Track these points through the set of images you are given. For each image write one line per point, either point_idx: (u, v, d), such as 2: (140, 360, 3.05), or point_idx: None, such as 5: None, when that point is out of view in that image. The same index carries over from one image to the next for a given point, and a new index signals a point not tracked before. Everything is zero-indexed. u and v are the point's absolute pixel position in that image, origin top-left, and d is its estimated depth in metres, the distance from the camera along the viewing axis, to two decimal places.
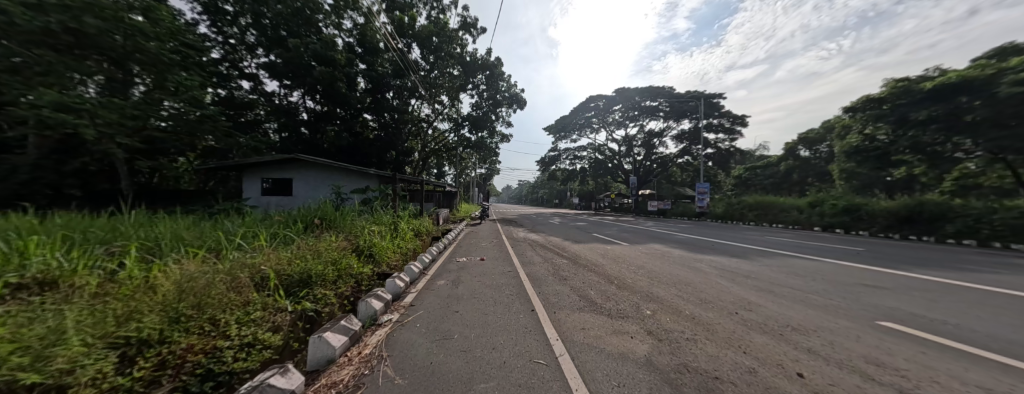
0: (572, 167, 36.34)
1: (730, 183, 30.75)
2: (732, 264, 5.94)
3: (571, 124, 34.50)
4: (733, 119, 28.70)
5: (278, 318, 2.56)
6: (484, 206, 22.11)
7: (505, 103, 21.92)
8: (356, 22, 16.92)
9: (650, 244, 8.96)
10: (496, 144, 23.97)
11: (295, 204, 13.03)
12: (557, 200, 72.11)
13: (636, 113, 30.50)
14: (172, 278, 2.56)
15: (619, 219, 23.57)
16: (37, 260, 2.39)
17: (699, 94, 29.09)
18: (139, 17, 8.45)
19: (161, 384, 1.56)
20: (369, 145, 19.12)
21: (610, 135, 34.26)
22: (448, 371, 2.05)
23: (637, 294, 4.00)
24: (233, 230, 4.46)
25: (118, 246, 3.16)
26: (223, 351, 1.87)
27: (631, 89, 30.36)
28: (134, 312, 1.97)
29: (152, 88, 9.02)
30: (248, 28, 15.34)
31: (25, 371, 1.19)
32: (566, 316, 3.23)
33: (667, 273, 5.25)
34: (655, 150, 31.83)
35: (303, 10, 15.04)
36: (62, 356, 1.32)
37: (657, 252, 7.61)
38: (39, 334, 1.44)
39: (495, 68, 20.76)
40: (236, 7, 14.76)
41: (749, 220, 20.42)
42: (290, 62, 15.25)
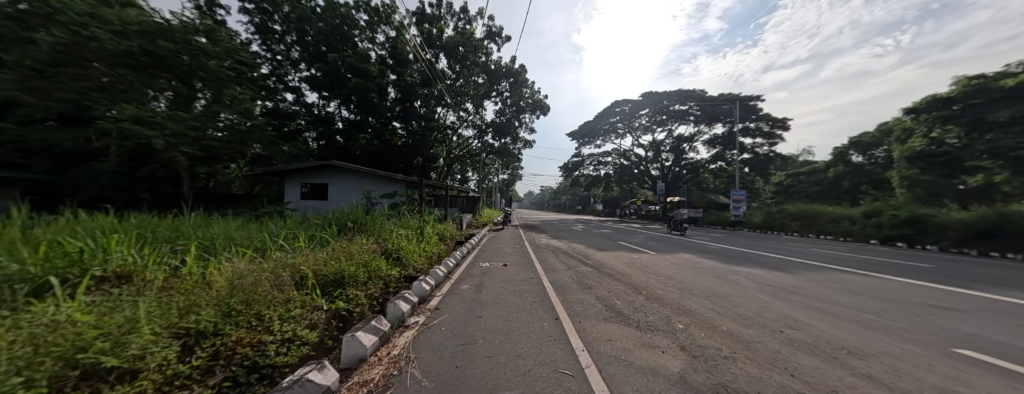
0: (596, 173, 35.69)
1: (768, 191, 28.63)
2: (772, 277, 5.52)
3: (595, 129, 34.04)
4: (771, 122, 26.89)
5: (315, 316, 2.71)
6: (507, 211, 21.99)
7: (528, 109, 22.14)
8: (388, 35, 17.94)
9: (680, 253, 8.57)
10: (518, 150, 24.11)
11: (329, 208, 13.75)
12: (581, 207, 70.95)
13: (664, 117, 29.52)
14: (225, 275, 2.80)
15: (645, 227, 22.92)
16: (117, 255, 2.69)
17: (733, 96, 27.68)
18: (203, 39, 9.48)
19: (214, 373, 1.75)
20: (397, 152, 19.86)
21: (636, 140, 33.47)
22: (473, 376, 2.06)
23: (667, 306, 3.83)
24: (276, 231, 4.80)
25: (181, 244, 3.50)
26: (267, 345, 2.03)
27: (658, 93, 29.49)
28: (194, 304, 2.17)
29: (210, 102, 10.00)
30: (293, 46, 16.65)
31: (117, 359, 1.40)
32: (593, 326, 3.15)
33: (702, 285, 4.94)
34: (685, 155, 30.72)
35: (341, 27, 16.20)
36: (136, 343, 1.52)
37: (689, 262, 7.24)
38: (117, 322, 1.64)
39: (518, 75, 21.06)
40: (283, 27, 16.17)
41: (792, 230, 18.94)
42: (329, 75, 16.31)
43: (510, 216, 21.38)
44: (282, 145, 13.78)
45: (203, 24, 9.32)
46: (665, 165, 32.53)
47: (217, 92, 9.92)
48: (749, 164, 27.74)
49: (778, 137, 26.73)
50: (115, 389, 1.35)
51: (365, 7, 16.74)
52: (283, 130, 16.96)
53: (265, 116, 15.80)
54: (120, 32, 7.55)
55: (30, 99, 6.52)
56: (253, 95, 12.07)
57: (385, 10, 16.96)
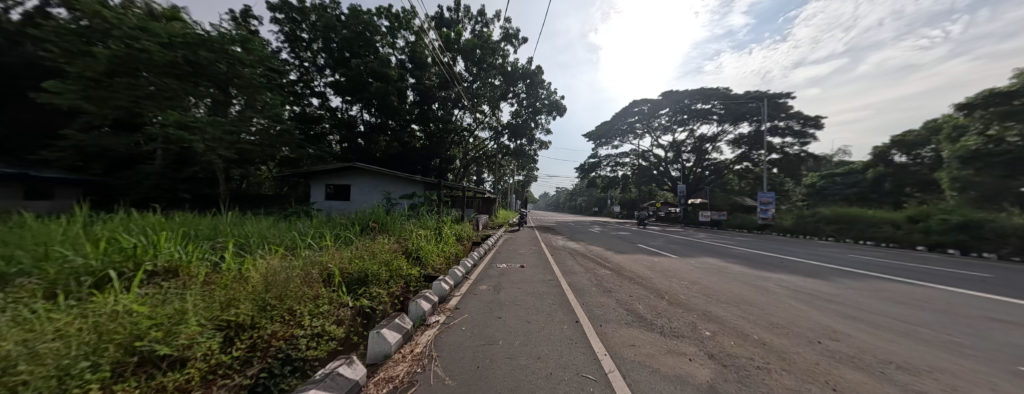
0: (613, 174, 35.03)
1: (799, 193, 27.10)
2: (806, 284, 5.23)
3: (612, 130, 33.48)
4: (802, 121, 25.50)
5: (341, 313, 2.82)
6: (523, 212, 21.98)
7: (544, 111, 22.10)
8: (407, 40, 18.42)
9: (704, 257, 8.28)
10: (534, 151, 24.16)
11: (350, 208, 14.21)
12: (597, 208, 69.78)
13: (685, 116, 28.67)
14: (261, 270, 2.97)
15: (665, 229, 22.27)
16: (165, 251, 2.91)
17: (761, 94, 26.51)
18: (239, 48, 10.05)
19: (252, 363, 1.86)
20: (415, 153, 20.29)
21: (655, 140, 32.63)
22: (494, 376, 2.07)
23: (693, 312, 3.71)
24: (304, 230, 5.03)
25: (220, 242, 3.74)
26: (299, 339, 2.14)
27: (678, 92, 28.65)
28: (232, 297, 2.31)
29: (245, 107, 10.54)
30: (319, 53, 17.43)
31: (169, 347, 1.53)
32: (614, 330, 3.10)
33: (730, 291, 4.75)
34: (707, 156, 29.74)
35: (363, 33, 16.80)
36: (185, 333, 1.66)
37: (714, 266, 6.99)
38: (168, 314, 1.79)
39: (535, 76, 21.11)
40: (310, 35, 16.96)
41: (827, 235, 17.94)
42: (352, 80, 16.93)
43: (526, 217, 21.34)
44: (308, 148, 14.39)
45: (239, 35, 9.86)
46: (686, 166, 31.52)
47: (250, 97, 10.47)
48: (776, 164, 26.41)
49: (809, 136, 25.29)
50: (169, 373, 1.48)
51: (386, 14, 17.32)
52: (309, 133, 17.75)
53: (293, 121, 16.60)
54: (166, 43, 8.34)
55: (90, 106, 7.81)
56: (283, 100, 12.69)
57: (405, 15, 17.55)
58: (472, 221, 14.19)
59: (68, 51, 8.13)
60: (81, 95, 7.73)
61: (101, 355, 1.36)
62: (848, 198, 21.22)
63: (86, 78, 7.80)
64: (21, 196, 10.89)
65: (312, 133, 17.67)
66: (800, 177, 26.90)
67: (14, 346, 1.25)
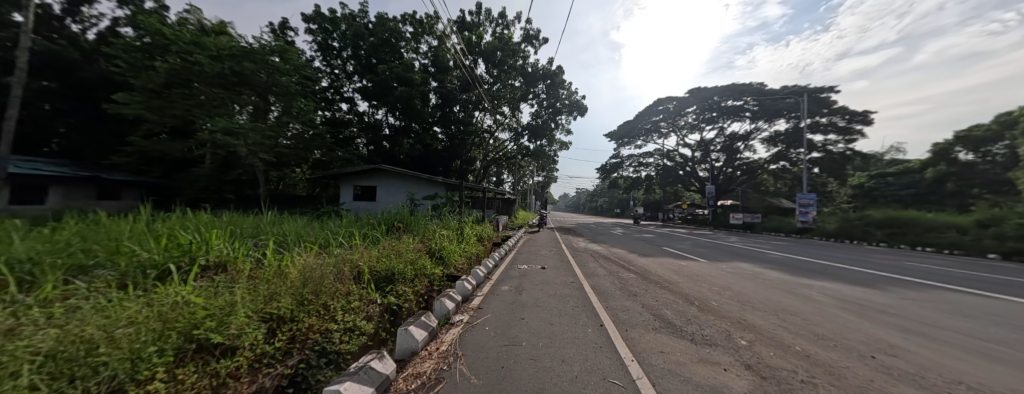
0: (635, 175, 34.24)
1: (843, 194, 25.02)
2: (854, 293, 4.84)
3: (634, 130, 32.71)
4: (846, 116, 23.59)
5: (371, 309, 2.94)
6: (543, 213, 21.85)
7: (565, 111, 21.98)
8: (430, 45, 18.96)
9: (736, 262, 7.87)
10: (554, 152, 24.07)
11: (376, 208, 14.74)
12: (619, 210, 68.06)
13: (714, 114, 27.52)
14: (299, 266, 3.17)
15: (692, 232, 21.39)
16: (216, 248, 3.19)
17: (800, 88, 24.70)
18: (277, 58, 10.64)
19: (292, 353, 1.98)
20: (437, 155, 20.73)
21: (681, 139, 31.46)
22: (519, 377, 2.08)
23: (726, 319, 3.55)
24: (336, 229, 5.30)
25: (262, 239, 4.04)
26: (334, 332, 2.26)
27: (706, 88, 27.56)
28: (274, 292, 2.48)
29: (282, 113, 11.25)
30: (348, 60, 18.32)
31: (221, 336, 1.67)
32: (641, 335, 3.02)
33: (768, 299, 4.47)
34: (739, 155, 28.42)
35: (389, 40, 17.48)
36: (234, 324, 1.80)
37: (748, 271, 6.62)
38: (220, 305, 1.96)
39: (556, 77, 21.02)
40: (341, 44, 17.89)
41: (877, 240, 15.95)
42: (379, 85, 17.63)
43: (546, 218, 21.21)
44: (338, 151, 15.11)
45: (277, 45, 10.46)
46: (714, 166, 30.17)
47: (286, 104, 11.19)
48: (817, 164, 24.53)
49: (856, 133, 23.35)
50: (221, 361, 1.61)
51: (411, 20, 17.92)
52: (338, 137, 18.68)
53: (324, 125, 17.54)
54: (215, 56, 9.35)
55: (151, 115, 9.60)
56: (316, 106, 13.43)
57: (428, 21, 18.07)
58: (493, 222, 14.31)
59: (134, 66, 9.83)
60: (144, 105, 9.54)
61: (166, 341, 1.51)
62: (901, 199, 19.08)
63: (149, 90, 9.64)
64: (94, 198, 12.49)
65: (341, 137, 18.57)
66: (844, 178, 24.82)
67: (97, 330, 1.42)
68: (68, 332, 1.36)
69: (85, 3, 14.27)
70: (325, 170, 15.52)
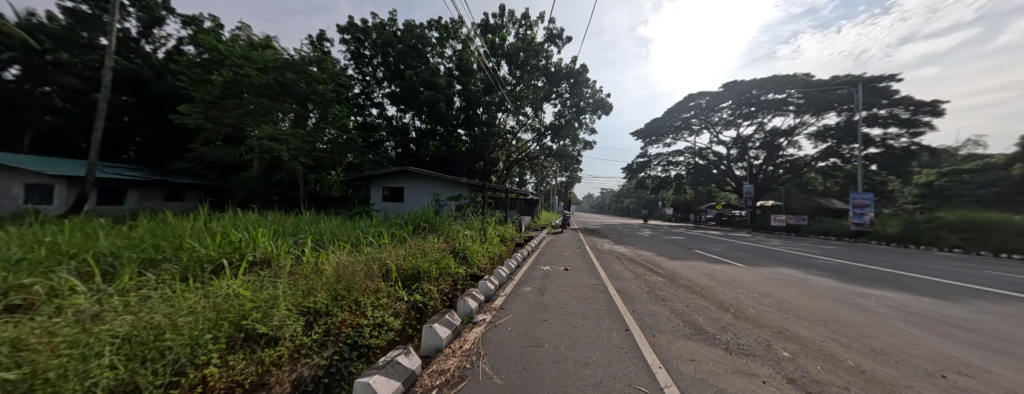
0: (664, 174, 33.12)
1: (905, 194, 22.37)
2: (920, 305, 4.31)
3: (663, 127, 31.61)
4: (910, 107, 21.11)
5: (399, 306, 3.05)
6: (567, 214, 21.60)
7: (589, 110, 21.72)
8: (454, 49, 19.46)
9: (777, 267, 7.31)
10: (577, 151, 23.93)
11: (403, 209, 15.27)
12: (646, 211, 65.67)
13: (751, 109, 25.97)
14: (333, 263, 3.36)
15: (727, 234, 20.20)
16: (261, 245, 3.48)
17: (855, 77, 22.35)
18: (315, 68, 11.40)
19: (328, 345, 2.12)
20: (461, 157, 21.09)
21: (715, 136, 30.02)
22: (541, 379, 2.06)
23: (766, 329, 3.30)
24: (367, 228, 5.58)
25: (301, 237, 4.34)
26: (364, 327, 2.38)
27: (743, 82, 26.10)
28: (312, 286, 2.66)
29: (319, 119, 12.01)
30: (379, 67, 19.24)
31: (266, 327, 1.82)
32: (670, 342, 2.88)
33: (814, 308, 4.11)
34: (781, 151, 26.65)
35: (416, 46, 18.14)
36: (276, 316, 1.95)
37: (791, 277, 6.13)
38: (265, 299, 2.13)
39: (579, 75, 20.77)
40: (372, 52, 18.84)
41: (950, 245, 13.76)
42: (406, 90, 18.35)
43: (569, 219, 20.91)
44: (369, 154, 15.88)
45: (315, 56, 11.21)
46: (753, 164, 28.82)
47: (322, 111, 11.94)
48: (875, 160, 22.60)
49: (923, 125, 20.92)
50: (265, 350, 1.74)
51: (436, 26, 18.48)
52: (369, 141, 19.66)
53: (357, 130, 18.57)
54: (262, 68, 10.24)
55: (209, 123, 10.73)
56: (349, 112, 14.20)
57: (453, 26, 18.53)
58: (515, 222, 14.35)
59: (196, 80, 10.99)
60: (203, 115, 10.61)
61: (219, 330, 1.67)
62: (982, 199, 15.86)
63: (207, 102, 10.79)
64: (162, 198, 14.09)
65: (371, 140, 19.53)
66: (907, 176, 22.19)
67: (164, 317, 1.60)
68: (141, 318, 1.54)
69: (156, 27, 16.27)
70: (357, 173, 16.36)
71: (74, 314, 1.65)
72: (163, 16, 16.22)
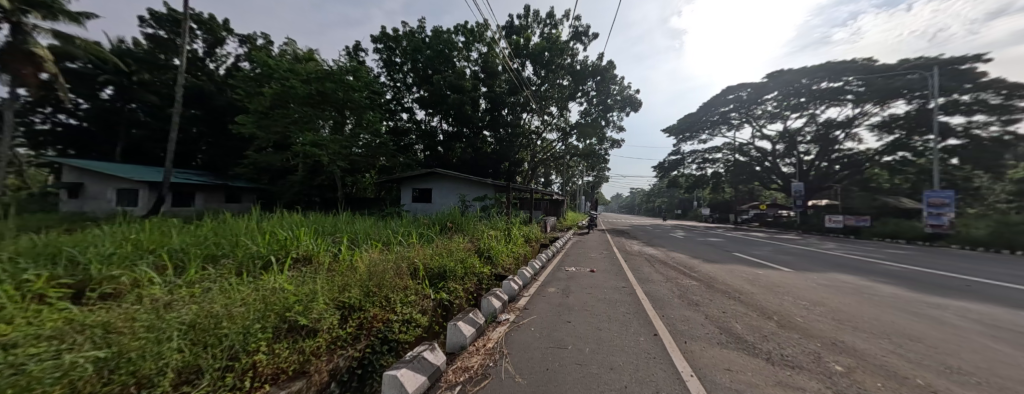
0: (700, 172, 31.56)
1: (993, 191, 19.28)
2: (1016, 320, 3.69)
3: (699, 122, 30.14)
4: (1001, 92, 18.27)
5: (426, 303, 3.16)
6: (593, 215, 21.15)
7: (616, 107, 21.47)
8: (480, 51, 19.83)
9: (831, 273, 6.62)
10: (605, 150, 23.32)
11: (431, 210, 15.74)
12: (678, 211, 62.47)
13: (800, 100, 23.95)
14: (366, 261, 3.55)
15: (772, 236, 18.72)
16: (303, 244, 3.75)
17: (931, 59, 19.66)
18: (351, 77, 12.14)
19: (360, 339, 2.24)
20: (486, 158, 21.37)
21: (757, 131, 28.09)
22: (565, 381, 2.03)
23: (814, 339, 3.01)
24: (397, 228, 5.82)
25: (338, 236, 4.62)
26: (393, 324, 2.48)
27: (790, 72, 24.24)
28: (347, 282, 2.82)
29: (355, 125, 12.71)
30: (408, 73, 20.09)
31: (307, 319, 1.97)
32: (703, 349, 2.71)
33: (875, 319, 3.67)
34: (837, 145, 24.37)
35: (444, 51, 18.72)
36: (316, 309, 2.10)
37: (848, 285, 5.52)
38: (305, 293, 2.29)
39: (605, 72, 20.37)
40: (403, 59, 19.73)
41: None
42: (434, 94, 18.98)
43: (596, 220, 20.39)
44: (399, 157, 16.58)
45: (351, 65, 11.92)
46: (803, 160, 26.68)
47: (358, 117, 12.68)
48: (954, 153, 19.60)
49: (1017, 111, 17.94)
50: (307, 340, 1.89)
51: (463, 30, 18.96)
52: (399, 144, 20.59)
53: (389, 134, 19.51)
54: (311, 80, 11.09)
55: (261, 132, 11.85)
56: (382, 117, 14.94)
57: (479, 29, 18.86)
58: (540, 223, 14.29)
59: (250, 92, 12.17)
60: (256, 124, 11.76)
61: (267, 320, 1.83)
62: None
63: (259, 112, 11.94)
64: (223, 199, 15.78)
65: (402, 144, 20.43)
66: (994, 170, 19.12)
67: (222, 307, 1.78)
68: (203, 308, 1.71)
69: (218, 46, 18.28)
70: (388, 175, 17.16)
71: (152, 302, 1.89)
72: (224, 36, 18.18)
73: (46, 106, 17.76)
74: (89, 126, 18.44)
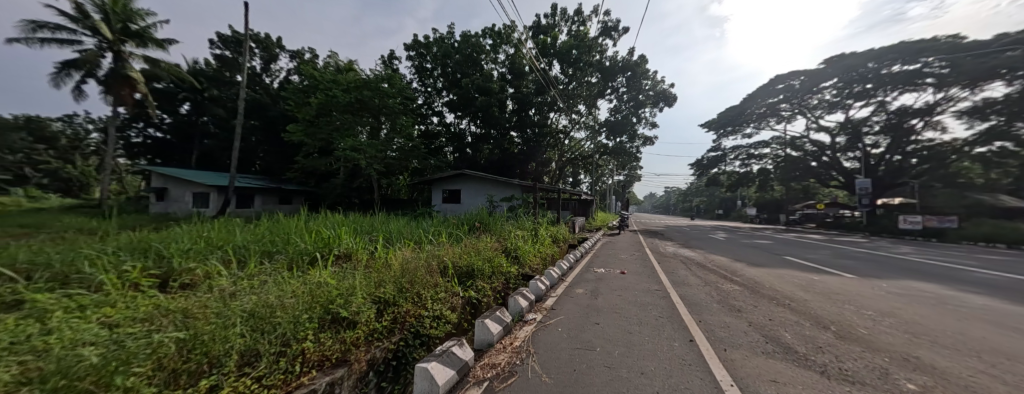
0: (744, 169, 29.52)
1: None
2: None
3: (742, 115, 28.27)
4: None
5: (455, 301, 3.24)
6: (624, 215, 20.44)
7: (648, 103, 20.62)
8: (507, 53, 20.02)
9: (906, 281, 5.80)
10: (636, 148, 22.45)
11: (461, 210, 16.11)
12: (719, 212, 58.32)
13: (864, 87, 21.51)
14: (399, 259, 3.72)
15: (831, 239, 16.87)
16: (343, 242, 4.01)
17: None
18: (386, 84, 12.83)
19: (395, 332, 2.35)
20: (513, 159, 21.50)
21: (813, 122, 25.69)
22: (592, 383, 1.97)
23: (880, 353, 2.66)
24: (427, 228, 6.03)
25: (373, 235, 4.88)
26: (424, 320, 2.58)
27: (852, 56, 21.88)
28: (382, 278, 2.98)
29: (391, 130, 13.37)
30: (438, 78, 20.79)
31: (348, 312, 2.10)
32: (745, 359, 2.50)
33: (961, 334, 3.16)
34: (913, 136, 21.56)
35: (472, 55, 19.19)
36: (355, 303, 2.23)
37: (927, 294, 4.81)
38: (345, 288, 2.45)
39: (637, 67, 19.70)
40: (433, 64, 20.48)
41: None
42: (463, 98, 19.46)
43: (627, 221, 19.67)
44: (430, 160, 17.18)
45: (386, 73, 12.57)
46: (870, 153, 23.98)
47: (392, 122, 13.34)
48: None
49: None
50: (347, 332, 2.02)
51: (490, 33, 19.27)
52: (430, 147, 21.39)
53: (420, 138, 20.32)
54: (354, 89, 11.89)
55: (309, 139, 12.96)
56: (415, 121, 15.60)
57: (505, 31, 19.09)
58: (567, 223, 14.10)
59: (298, 103, 13.35)
60: (304, 132, 12.90)
61: (313, 311, 1.98)
62: None
63: (306, 121, 13.08)
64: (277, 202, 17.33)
65: (433, 146, 21.20)
66: None
67: (277, 297, 1.96)
68: (260, 298, 1.90)
69: (273, 62, 20.21)
70: (420, 177, 17.87)
71: (221, 292, 2.12)
72: (277, 52, 20.08)
73: (139, 122, 20.83)
74: (170, 139, 21.34)
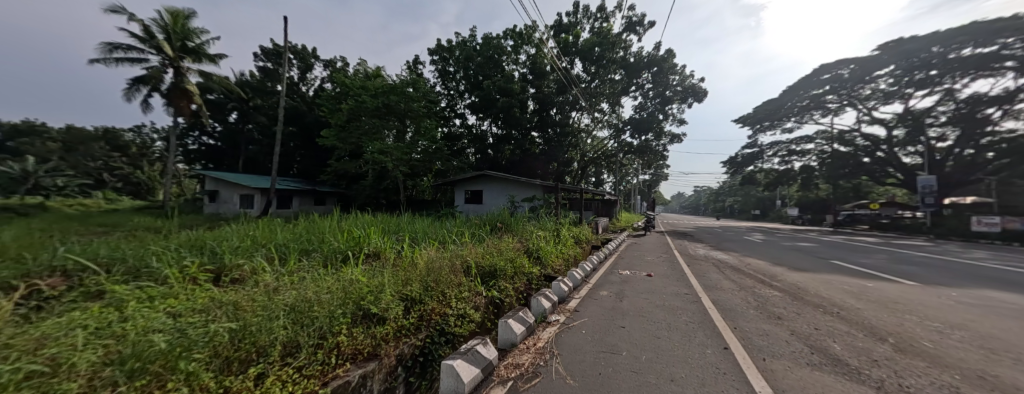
0: (784, 167, 27.69)
1: None
2: None
3: (780, 109, 26.57)
4: None
5: (479, 300, 3.28)
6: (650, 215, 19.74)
7: (676, 98, 19.82)
8: (528, 53, 20.02)
9: (983, 290, 5.14)
10: (663, 146, 21.65)
11: (483, 210, 16.31)
12: (753, 212, 54.80)
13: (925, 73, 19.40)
14: (423, 258, 3.82)
15: (885, 241, 15.37)
16: (371, 241, 4.17)
17: None
18: (410, 89, 13.25)
19: (421, 329, 2.42)
20: (534, 159, 21.46)
21: (864, 114, 23.60)
22: (620, 387, 1.93)
23: (946, 369, 2.40)
24: (450, 228, 6.15)
25: (399, 235, 5.04)
26: (449, 319, 2.64)
27: (914, 39, 19.79)
28: (409, 276, 3.07)
29: (415, 133, 13.78)
30: (461, 80, 21.20)
31: (377, 309, 2.19)
32: (786, 369, 2.34)
33: None
34: (989, 127, 19.17)
35: (493, 56, 19.39)
36: (384, 300, 2.32)
37: (1008, 306, 4.24)
38: (375, 285, 2.55)
39: (663, 62, 19.01)
40: (455, 68, 20.92)
41: None
42: (484, 99, 19.69)
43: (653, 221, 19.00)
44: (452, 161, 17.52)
45: (410, 78, 12.98)
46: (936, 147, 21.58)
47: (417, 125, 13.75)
48: None
49: None
50: (377, 327, 2.11)
51: (511, 34, 19.36)
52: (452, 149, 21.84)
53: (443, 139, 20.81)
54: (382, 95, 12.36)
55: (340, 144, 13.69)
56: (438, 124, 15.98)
57: (527, 32, 19.12)
58: (590, 224, 13.86)
59: (331, 109, 14.14)
60: (336, 137, 13.64)
61: (346, 307, 2.08)
62: None
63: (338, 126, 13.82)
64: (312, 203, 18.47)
65: (455, 148, 21.63)
66: None
67: (314, 293, 2.08)
68: (301, 294, 2.03)
69: (308, 71, 21.47)
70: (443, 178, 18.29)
71: (266, 286, 2.29)
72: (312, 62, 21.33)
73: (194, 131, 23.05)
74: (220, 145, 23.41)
